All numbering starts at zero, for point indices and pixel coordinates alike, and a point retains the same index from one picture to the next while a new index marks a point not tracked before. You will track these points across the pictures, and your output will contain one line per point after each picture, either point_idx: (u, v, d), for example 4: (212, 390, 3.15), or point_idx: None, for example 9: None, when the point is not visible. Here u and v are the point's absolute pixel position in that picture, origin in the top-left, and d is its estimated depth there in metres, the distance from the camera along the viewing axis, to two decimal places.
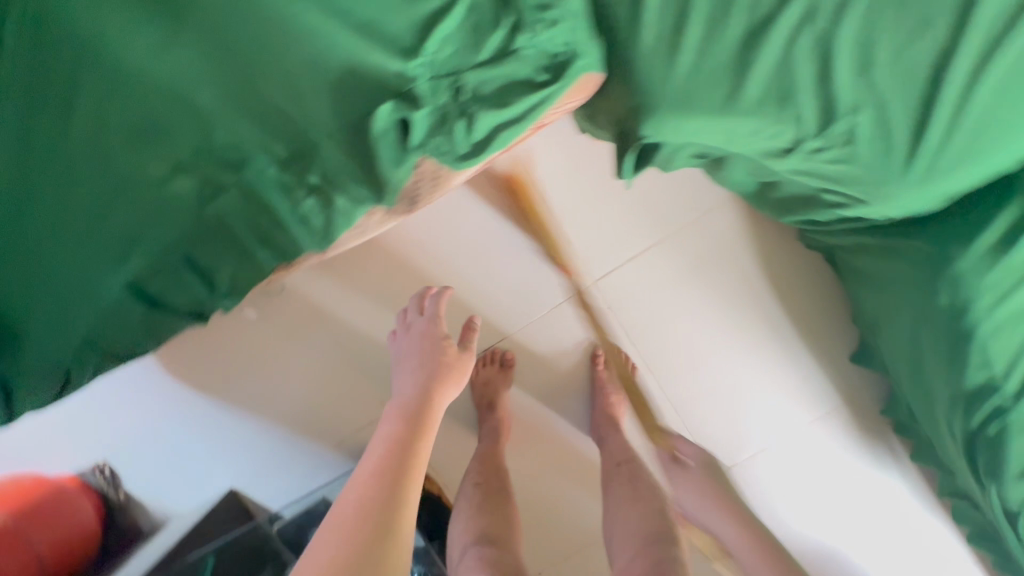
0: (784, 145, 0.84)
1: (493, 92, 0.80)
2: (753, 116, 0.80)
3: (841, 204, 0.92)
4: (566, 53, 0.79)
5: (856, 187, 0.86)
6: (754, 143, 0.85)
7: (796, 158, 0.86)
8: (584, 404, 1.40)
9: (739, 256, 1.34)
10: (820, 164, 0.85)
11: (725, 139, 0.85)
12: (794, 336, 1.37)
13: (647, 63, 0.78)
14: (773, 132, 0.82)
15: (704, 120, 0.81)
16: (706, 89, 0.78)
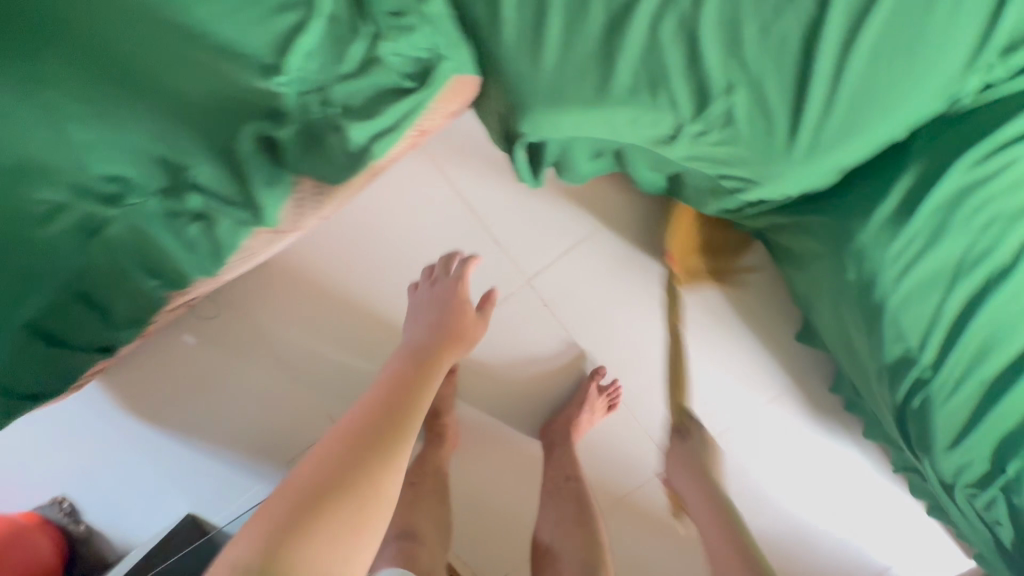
0: (667, 132, 0.82)
1: (361, 102, 0.79)
2: (628, 107, 0.79)
3: (741, 187, 0.90)
4: (430, 57, 0.79)
5: (748, 168, 0.84)
6: (637, 133, 0.83)
7: (683, 144, 0.84)
8: (529, 404, 1.40)
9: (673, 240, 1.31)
10: (707, 148, 0.83)
11: (608, 132, 0.83)
12: (736, 322, 1.35)
13: (514, 64, 0.78)
14: (652, 119, 0.80)
15: (580, 114, 0.80)
16: (576, 85, 0.77)
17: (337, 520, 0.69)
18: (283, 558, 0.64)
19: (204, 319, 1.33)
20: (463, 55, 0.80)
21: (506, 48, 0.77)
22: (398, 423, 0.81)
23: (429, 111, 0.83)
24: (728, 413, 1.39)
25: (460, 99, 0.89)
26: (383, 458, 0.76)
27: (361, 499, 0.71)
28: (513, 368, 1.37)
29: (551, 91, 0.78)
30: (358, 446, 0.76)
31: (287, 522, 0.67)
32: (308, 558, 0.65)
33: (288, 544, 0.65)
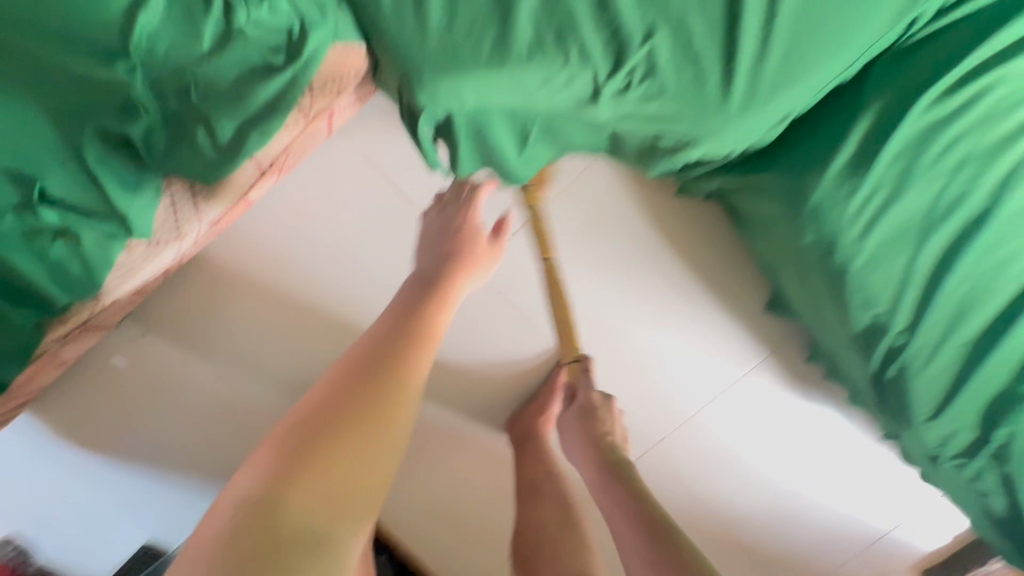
0: (587, 92, 0.71)
1: (229, 86, 0.67)
2: (535, 64, 0.68)
3: (679, 148, 0.79)
4: (302, 26, 0.67)
5: (682, 127, 0.73)
6: (553, 95, 0.72)
7: (605, 105, 0.73)
8: (491, 399, 1.31)
9: (623, 215, 1.20)
10: (633, 107, 0.73)
11: (518, 98, 0.72)
12: (702, 293, 1.25)
13: (399, 24, 0.68)
14: (566, 77, 0.70)
15: (481, 77, 0.69)
16: (471, 42, 0.68)
17: (352, 456, 0.59)
18: (289, 496, 0.55)
19: (132, 339, 1.23)
20: (342, 21, 0.69)
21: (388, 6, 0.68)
22: (418, 348, 0.70)
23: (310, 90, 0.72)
24: (701, 390, 1.30)
25: (352, 73, 0.75)
26: (403, 387, 0.66)
27: (377, 431, 0.62)
28: (470, 365, 1.27)
29: (444, 52, 0.68)
30: (370, 372, 0.66)
31: (294, 457, 0.58)
32: (317, 497, 0.56)
33: (295, 482, 0.56)
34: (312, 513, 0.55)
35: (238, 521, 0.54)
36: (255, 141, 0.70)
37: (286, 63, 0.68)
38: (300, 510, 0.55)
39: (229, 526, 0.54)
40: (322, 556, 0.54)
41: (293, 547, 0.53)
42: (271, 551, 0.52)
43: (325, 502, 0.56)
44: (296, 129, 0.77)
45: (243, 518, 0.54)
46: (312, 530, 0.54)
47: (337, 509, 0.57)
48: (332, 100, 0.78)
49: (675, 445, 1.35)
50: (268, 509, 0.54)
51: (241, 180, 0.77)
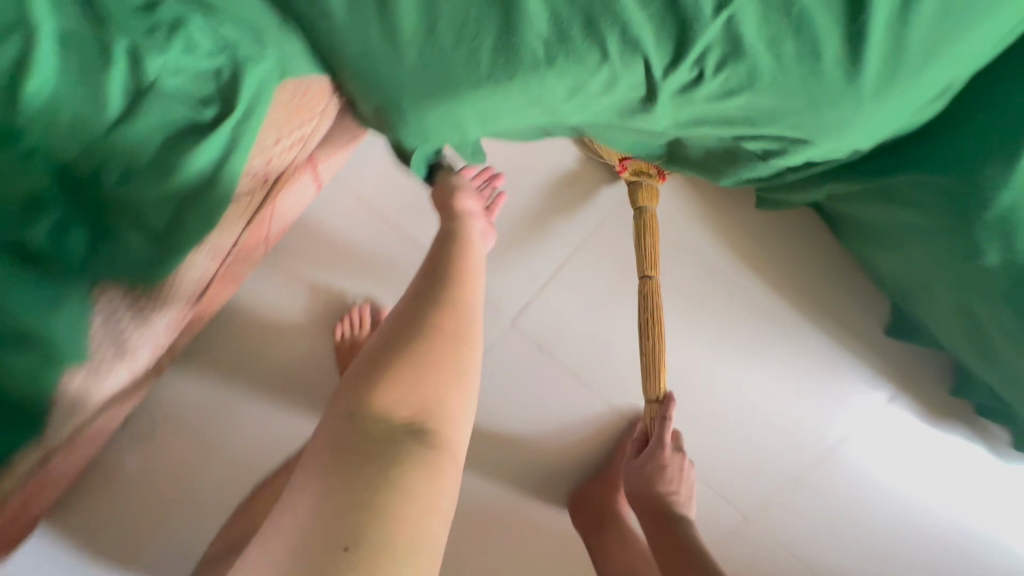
0: (638, 95, 0.50)
1: (151, 156, 0.50)
2: (559, 70, 0.47)
3: (772, 153, 0.56)
4: (235, 66, 0.50)
5: (781, 123, 0.50)
6: (589, 104, 0.51)
7: (666, 109, 0.51)
8: (552, 475, 1.07)
9: (687, 236, 0.97)
10: (707, 107, 0.50)
11: (540, 114, 0.52)
12: (796, 319, 1.00)
13: (362, 39, 0.48)
14: (603, 80, 0.48)
15: (486, 94, 0.49)
16: (463, 48, 0.47)
17: (429, 355, 0.55)
18: (371, 395, 0.51)
19: (138, 440, 1.04)
20: (292, 49, 0.51)
21: (341, 14, 0.48)
22: (470, 260, 0.66)
23: (262, 148, 0.53)
24: (813, 440, 1.04)
25: (315, 117, 0.57)
26: (463, 292, 0.61)
27: (449, 330, 0.57)
28: (521, 435, 1.05)
29: (427, 67, 0.49)
30: (431, 283, 0.62)
31: (371, 360, 0.54)
32: (400, 394, 0.52)
33: (375, 380, 0.52)
34: (400, 408, 0.51)
35: (330, 428, 0.51)
36: (196, 222, 0.52)
37: (221, 117, 0.50)
38: (387, 407, 0.51)
39: (325, 434, 0.51)
40: (417, 450, 0.50)
41: (387, 442, 0.49)
42: (366, 446, 0.48)
43: (411, 398, 0.52)
44: (256, 199, 0.58)
45: (335, 425, 0.51)
46: (400, 424, 0.50)
47: (424, 404, 0.52)
48: (298, 155, 0.60)
49: (794, 514, 1.06)
50: (355, 410, 0.51)
51: (199, 271, 0.58)
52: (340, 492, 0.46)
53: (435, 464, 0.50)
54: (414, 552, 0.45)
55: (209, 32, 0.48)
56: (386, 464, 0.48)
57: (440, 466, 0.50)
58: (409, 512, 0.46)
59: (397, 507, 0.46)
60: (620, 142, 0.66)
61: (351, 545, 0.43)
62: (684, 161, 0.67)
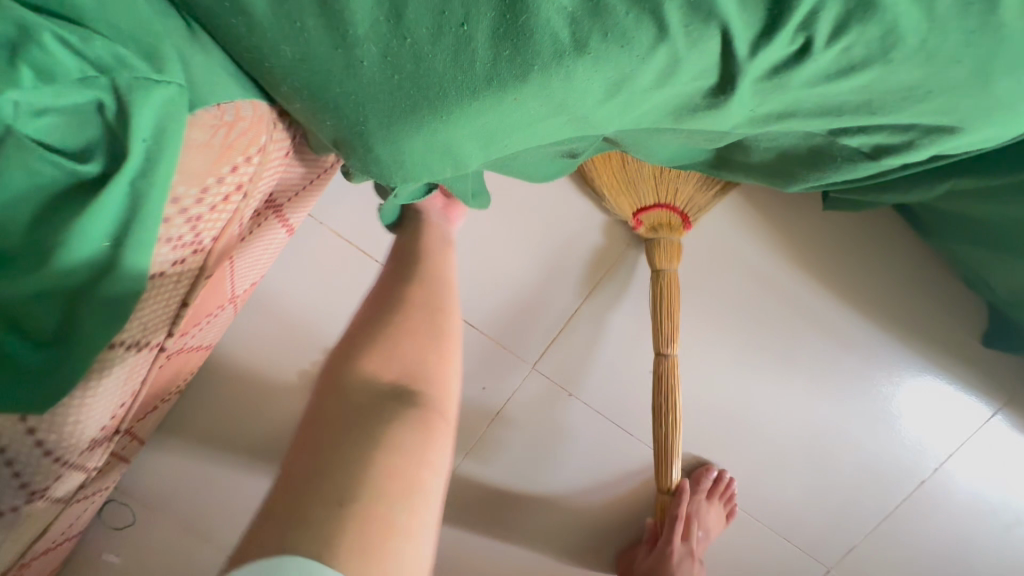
0: (705, 85, 0.37)
1: (24, 237, 0.36)
2: (596, 61, 0.34)
3: (880, 147, 0.43)
4: (117, 96, 0.34)
5: (924, 106, 0.38)
6: (633, 106, 0.38)
7: (742, 102, 0.38)
8: (596, 535, 0.92)
9: (739, 248, 0.81)
10: (805, 93, 0.38)
11: (564, 125, 0.38)
12: (877, 334, 0.83)
13: (299, 41, 0.34)
14: (663, 68, 0.35)
15: (490, 107, 0.35)
16: (445, 43, 0.33)
17: (406, 322, 0.50)
18: (352, 365, 0.45)
19: (121, 529, 0.90)
20: (203, 62, 0.35)
21: (264, 10, 0.33)
22: (440, 241, 0.61)
23: (179, 208, 0.39)
24: (904, 476, 0.87)
25: (254, 155, 0.42)
26: (436, 269, 0.57)
27: (424, 301, 0.53)
28: (557, 493, 0.90)
29: (397, 74, 0.34)
30: (400, 261, 0.57)
31: (347, 334, 0.49)
32: (383, 358, 0.46)
33: (353, 348, 0.47)
34: (385, 370, 0.46)
35: (308, 401, 0.44)
36: (99, 320, 0.38)
37: (111, 172, 0.35)
38: (370, 371, 0.45)
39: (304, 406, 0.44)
40: (408, 412, 0.43)
41: (372, 403, 0.43)
42: (350, 408, 0.42)
43: (395, 363, 0.47)
44: (184, 276, 0.43)
45: (314, 397, 0.44)
46: (384, 386, 0.44)
47: (409, 369, 0.47)
48: (241, 208, 0.45)
49: (881, 560, 0.90)
50: (335, 379, 0.45)
51: (118, 376, 0.43)
52: (324, 454, 0.39)
53: (429, 426, 0.44)
54: (414, 510, 0.39)
55: (68, 48, 0.32)
56: (373, 422, 0.41)
57: (434, 427, 0.44)
58: (406, 470, 0.40)
59: (391, 461, 0.39)
60: (660, 148, 0.51)
61: (346, 499, 0.36)
62: (748, 166, 0.53)
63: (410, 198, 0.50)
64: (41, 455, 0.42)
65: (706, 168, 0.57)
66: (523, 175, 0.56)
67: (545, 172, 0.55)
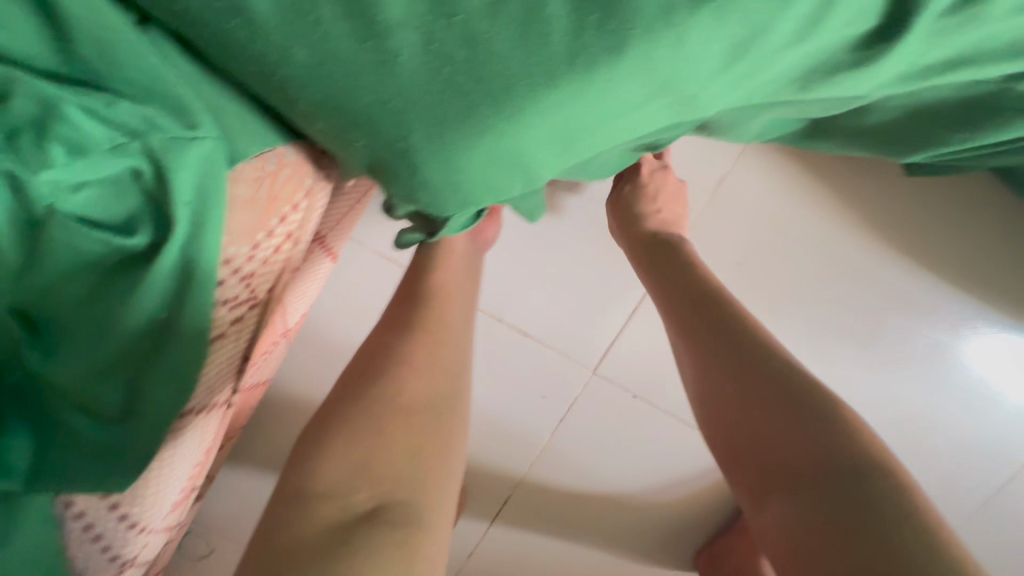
0: (852, 37, 0.27)
1: (80, 318, 0.34)
2: (720, 13, 0.23)
3: None
4: (151, 163, 0.31)
5: None
6: (757, 74, 0.27)
7: (906, 55, 0.28)
8: (669, 532, 0.89)
9: (810, 228, 0.73)
10: (997, 27, 0.28)
11: (666, 111, 0.28)
12: (975, 303, 0.75)
13: (316, 42, 0.25)
14: (810, 16, 0.25)
15: (573, 93, 0.25)
16: (510, 14, 0.23)
17: (398, 402, 0.45)
18: (323, 468, 0.41)
19: (204, 557, 0.93)
20: (237, 118, 0.32)
21: (269, 5, 0.24)
22: (449, 293, 0.55)
23: (232, 268, 0.37)
24: (1004, 453, 0.80)
25: (300, 201, 0.39)
26: (435, 328, 0.51)
27: (425, 365, 0.48)
28: (630, 494, 0.87)
29: (447, 65, 0.24)
30: (394, 319, 0.52)
31: (314, 427, 0.44)
32: (360, 461, 0.41)
33: (329, 441, 0.42)
34: (362, 482, 0.40)
35: (270, 515, 0.39)
36: (164, 395, 0.37)
37: (159, 243, 0.33)
38: (342, 482, 0.40)
39: (264, 522, 0.39)
40: (382, 534, 0.38)
41: (340, 530, 0.38)
42: (315, 536, 0.37)
43: (376, 468, 0.41)
44: (246, 330, 0.41)
45: (275, 511, 0.39)
46: (357, 504, 0.39)
47: (395, 475, 0.41)
48: (293, 255, 0.42)
49: (981, 541, 0.84)
50: (299, 488, 0.40)
51: (192, 438, 0.42)
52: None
53: (412, 550, 0.38)
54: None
55: (96, 118, 0.29)
56: (339, 554, 0.36)
57: (418, 550, 0.38)
58: None
59: None
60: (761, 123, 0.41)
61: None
62: (857, 128, 0.43)
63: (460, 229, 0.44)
64: (122, 529, 0.42)
65: (792, 140, 0.47)
66: (586, 177, 0.45)
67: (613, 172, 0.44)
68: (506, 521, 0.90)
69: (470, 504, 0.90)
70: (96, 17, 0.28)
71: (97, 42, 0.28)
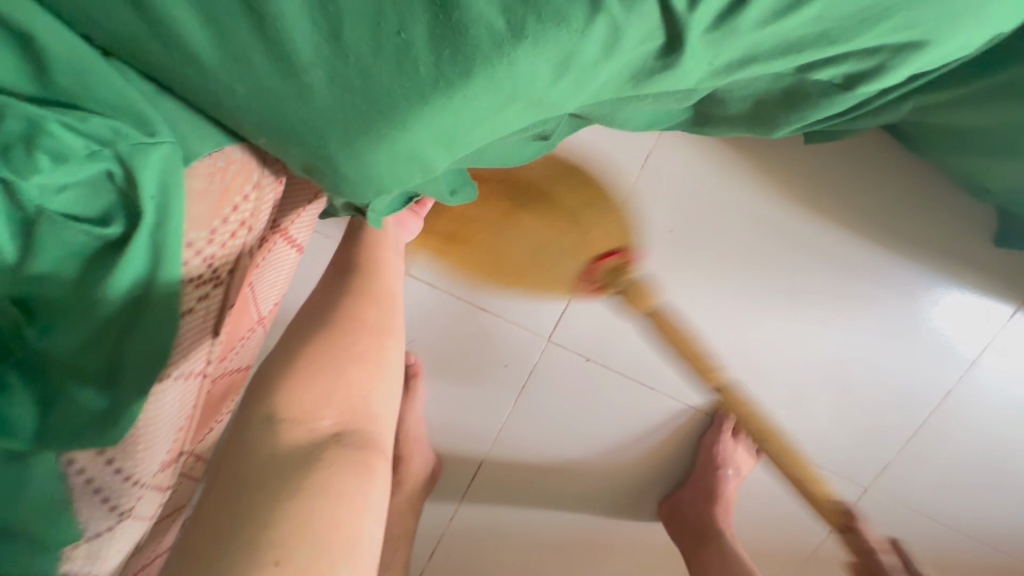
0: (652, 47, 0.35)
1: (70, 298, 0.41)
2: (536, 45, 0.31)
3: (858, 75, 0.42)
4: (122, 165, 0.37)
5: (880, 27, 0.36)
6: (588, 81, 0.35)
7: (695, 58, 0.36)
8: (630, 489, 0.97)
9: (734, 194, 0.81)
10: (761, 36, 0.36)
11: (525, 112, 0.35)
12: (885, 255, 0.82)
13: (242, 79, 0.31)
14: (608, 40, 0.32)
15: (441, 107, 0.32)
16: (386, 51, 0.30)
17: (352, 351, 0.54)
18: (292, 402, 0.48)
19: None
20: (190, 125, 0.40)
21: (210, 51, 0.31)
22: (381, 265, 0.64)
23: (195, 250, 0.44)
24: (921, 389, 0.88)
25: (250, 191, 0.47)
26: (374, 293, 0.61)
27: (374, 324, 0.58)
28: (592, 454, 0.94)
29: (346, 92, 0.32)
30: (340, 284, 0.61)
31: (277, 368, 0.51)
32: (324, 396, 0.49)
33: (292, 380, 0.50)
34: (326, 409, 0.49)
35: (246, 438, 0.46)
36: (146, 358, 0.44)
37: (131, 232, 0.40)
38: (309, 412, 0.48)
39: (241, 444, 0.46)
40: (346, 451, 0.46)
41: (311, 447, 0.45)
42: (291, 453, 0.45)
43: (337, 400, 0.50)
44: (212, 307, 0.49)
45: (250, 433, 0.46)
46: (323, 427, 0.48)
47: (352, 407, 0.50)
48: (248, 240, 0.50)
49: (908, 473, 0.93)
50: (272, 414, 0.47)
51: (172, 402, 0.49)
52: (259, 506, 0.41)
53: (372, 463, 0.47)
54: (349, 556, 0.41)
55: (73, 131, 0.35)
56: (313, 463, 0.44)
57: (374, 463, 0.47)
58: (344, 515, 0.42)
59: (330, 509, 0.42)
60: (637, 117, 0.48)
61: (283, 556, 0.38)
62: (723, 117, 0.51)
63: (389, 212, 0.50)
64: (116, 481, 0.49)
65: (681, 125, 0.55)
66: (500, 164, 0.52)
67: (522, 158, 0.52)
68: (483, 486, 0.98)
69: (449, 473, 0.98)
70: (72, 52, 0.35)
71: (73, 71, 0.35)
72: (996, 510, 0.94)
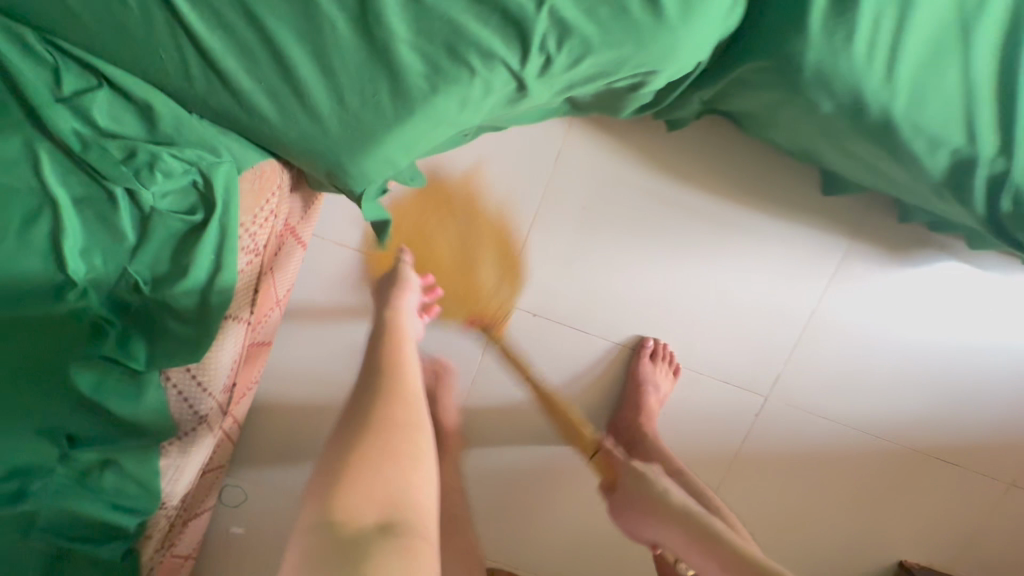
0: (510, 89, 0.62)
1: (168, 264, 0.65)
2: (447, 94, 0.60)
3: (638, 83, 0.68)
4: (203, 175, 0.64)
5: (624, 67, 0.63)
6: (480, 108, 0.63)
7: (539, 92, 0.64)
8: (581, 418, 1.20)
9: (632, 176, 1.08)
10: (564, 77, 0.63)
11: (447, 129, 0.64)
12: (745, 208, 1.09)
13: (295, 125, 0.62)
14: (483, 89, 0.61)
15: (400, 131, 0.61)
16: (367, 105, 0.60)
17: (389, 448, 0.58)
18: (336, 505, 0.51)
19: (238, 504, 1.21)
20: (241, 149, 0.66)
21: (271, 109, 0.61)
22: (401, 363, 0.72)
23: (244, 229, 0.69)
24: (792, 309, 1.14)
25: (275, 190, 0.72)
26: (402, 395, 0.66)
27: (402, 421, 0.62)
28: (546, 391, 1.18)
29: (350, 128, 0.61)
30: (371, 388, 0.66)
31: (319, 482, 0.54)
32: (363, 497, 0.53)
33: (334, 488, 0.53)
34: (369, 508, 0.52)
35: (297, 548, 0.48)
36: (219, 302, 0.67)
37: (207, 217, 0.65)
38: (354, 513, 0.51)
39: (298, 551, 0.48)
40: (393, 542, 0.50)
41: (363, 542, 0.48)
42: (344, 548, 0.47)
43: (377, 497, 0.53)
44: (253, 270, 0.73)
45: (301, 541, 0.49)
46: (369, 523, 0.50)
47: (392, 501, 0.54)
48: (275, 224, 0.76)
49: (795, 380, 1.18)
50: (321, 518, 0.50)
51: (231, 337, 0.73)
52: None
53: (421, 555, 0.50)
54: None
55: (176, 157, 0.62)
56: (364, 556, 0.47)
57: (421, 554, 0.50)
58: None
59: None
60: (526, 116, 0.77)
61: None
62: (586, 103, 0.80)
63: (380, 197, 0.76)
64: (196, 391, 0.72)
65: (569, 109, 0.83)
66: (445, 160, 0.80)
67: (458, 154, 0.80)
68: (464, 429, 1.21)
69: None
70: (174, 113, 0.62)
71: (174, 124, 0.62)
72: (869, 402, 1.19)
